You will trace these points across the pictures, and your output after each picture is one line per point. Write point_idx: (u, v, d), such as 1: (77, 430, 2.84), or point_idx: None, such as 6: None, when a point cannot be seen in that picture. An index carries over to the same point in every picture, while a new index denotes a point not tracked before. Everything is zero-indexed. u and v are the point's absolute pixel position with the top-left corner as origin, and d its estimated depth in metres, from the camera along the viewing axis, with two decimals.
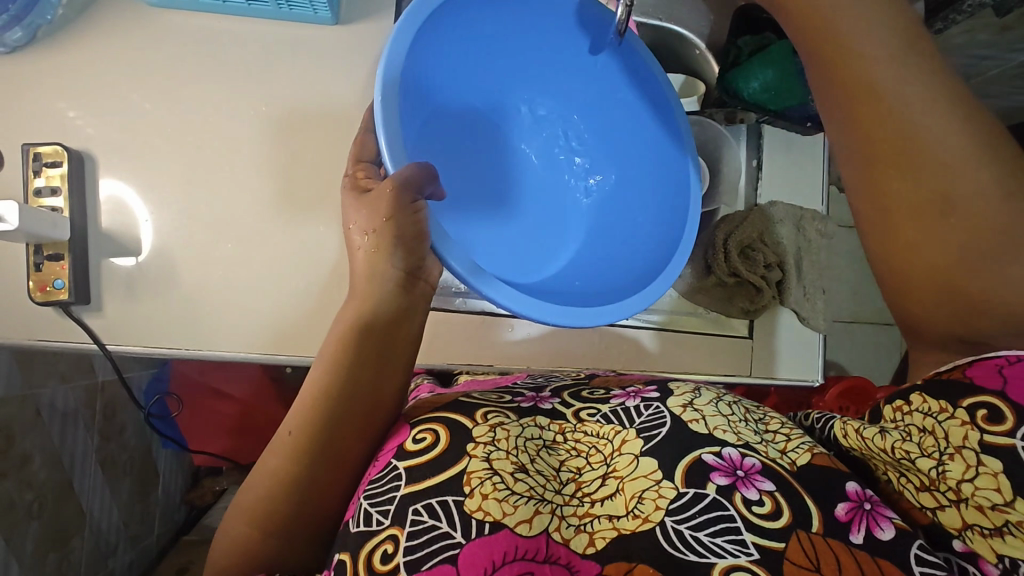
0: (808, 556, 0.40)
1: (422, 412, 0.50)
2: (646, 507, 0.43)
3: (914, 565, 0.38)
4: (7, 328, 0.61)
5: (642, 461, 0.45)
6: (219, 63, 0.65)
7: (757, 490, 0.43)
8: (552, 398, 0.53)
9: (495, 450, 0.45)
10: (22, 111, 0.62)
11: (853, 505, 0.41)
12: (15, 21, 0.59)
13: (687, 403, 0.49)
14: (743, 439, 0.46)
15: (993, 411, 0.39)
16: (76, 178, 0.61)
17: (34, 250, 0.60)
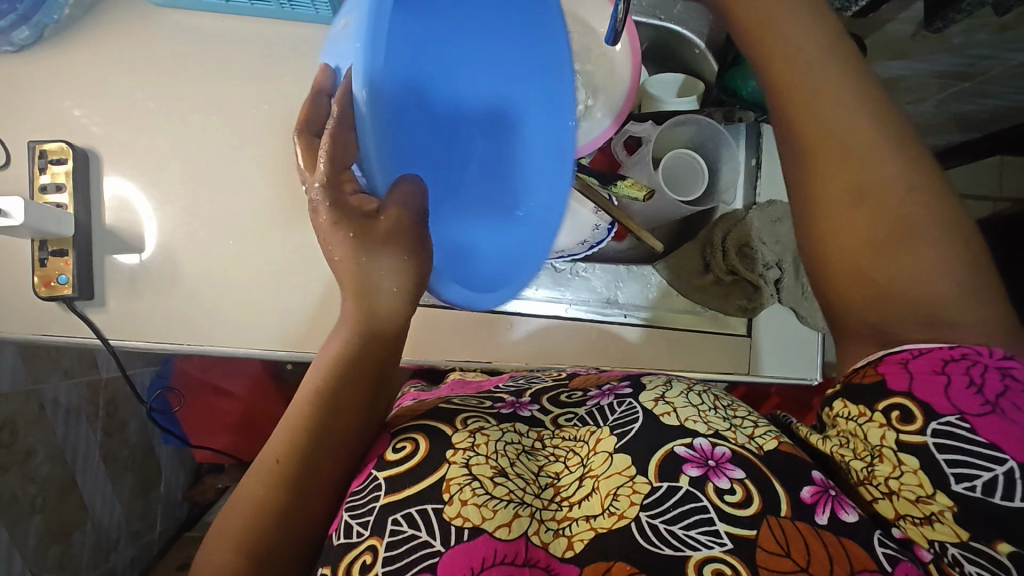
0: (778, 541, 0.40)
1: (401, 421, 0.49)
2: (620, 503, 0.43)
3: (876, 546, 0.40)
4: (12, 321, 0.62)
5: (616, 458, 0.45)
6: (222, 62, 0.65)
7: (728, 479, 0.43)
8: (531, 405, 0.52)
9: (474, 456, 0.44)
10: (32, 108, 0.63)
11: (818, 489, 0.42)
12: (23, 20, 0.60)
13: (660, 397, 0.49)
14: (714, 429, 0.46)
15: (906, 410, 0.41)
16: (80, 175, 0.62)
17: (39, 245, 0.61)
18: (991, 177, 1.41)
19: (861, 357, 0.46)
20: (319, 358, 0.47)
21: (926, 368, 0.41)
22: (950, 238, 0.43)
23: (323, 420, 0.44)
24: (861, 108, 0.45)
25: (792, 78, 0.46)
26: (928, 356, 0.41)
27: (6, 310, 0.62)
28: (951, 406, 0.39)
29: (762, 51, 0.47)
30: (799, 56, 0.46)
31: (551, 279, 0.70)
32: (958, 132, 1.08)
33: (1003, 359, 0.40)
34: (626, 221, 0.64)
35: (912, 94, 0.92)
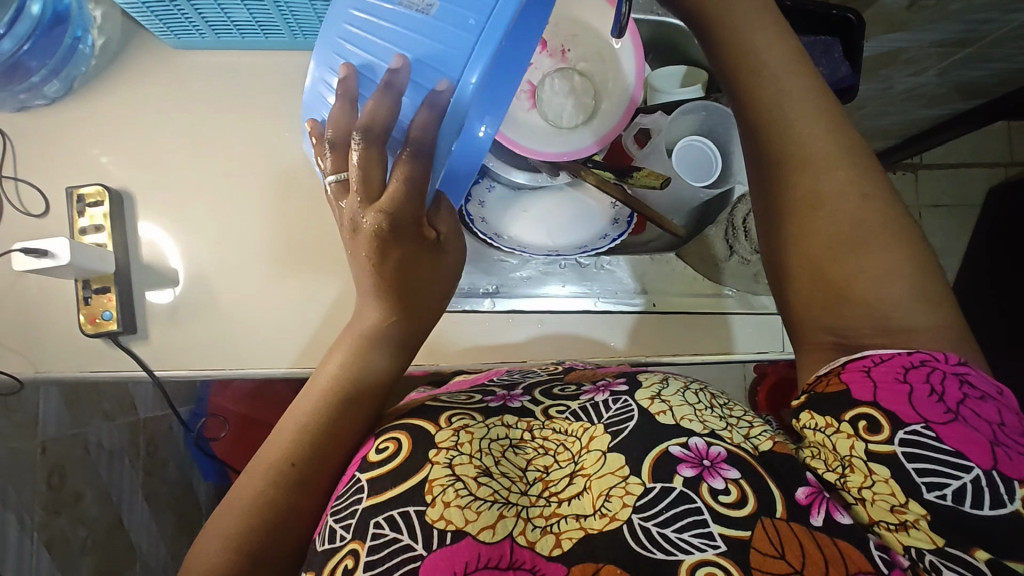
0: (774, 543, 0.40)
1: (387, 419, 0.50)
2: (613, 505, 0.43)
3: (872, 548, 0.40)
4: (59, 362, 0.64)
5: (609, 457, 0.45)
6: (240, 97, 0.68)
7: (722, 479, 0.43)
8: (522, 396, 0.51)
9: (457, 455, 0.45)
10: (66, 156, 0.66)
11: (813, 490, 0.42)
12: (53, 74, 0.64)
13: (655, 395, 0.49)
14: (709, 428, 0.46)
15: (873, 420, 0.41)
16: (117, 215, 0.64)
17: (83, 285, 0.63)
18: (1002, 143, 1.41)
19: (825, 365, 0.47)
20: (315, 380, 0.50)
21: (888, 376, 0.42)
22: (902, 243, 0.46)
23: (335, 416, 0.48)
24: (830, 118, 0.49)
25: (757, 82, 0.50)
26: (889, 364, 0.43)
27: (55, 350, 0.64)
28: (916, 414, 0.40)
29: (726, 52, 0.51)
30: (762, 63, 0.50)
31: (576, 274, 0.71)
32: (960, 100, 1.08)
33: (956, 364, 0.42)
34: (646, 210, 0.64)
35: (913, 66, 0.93)
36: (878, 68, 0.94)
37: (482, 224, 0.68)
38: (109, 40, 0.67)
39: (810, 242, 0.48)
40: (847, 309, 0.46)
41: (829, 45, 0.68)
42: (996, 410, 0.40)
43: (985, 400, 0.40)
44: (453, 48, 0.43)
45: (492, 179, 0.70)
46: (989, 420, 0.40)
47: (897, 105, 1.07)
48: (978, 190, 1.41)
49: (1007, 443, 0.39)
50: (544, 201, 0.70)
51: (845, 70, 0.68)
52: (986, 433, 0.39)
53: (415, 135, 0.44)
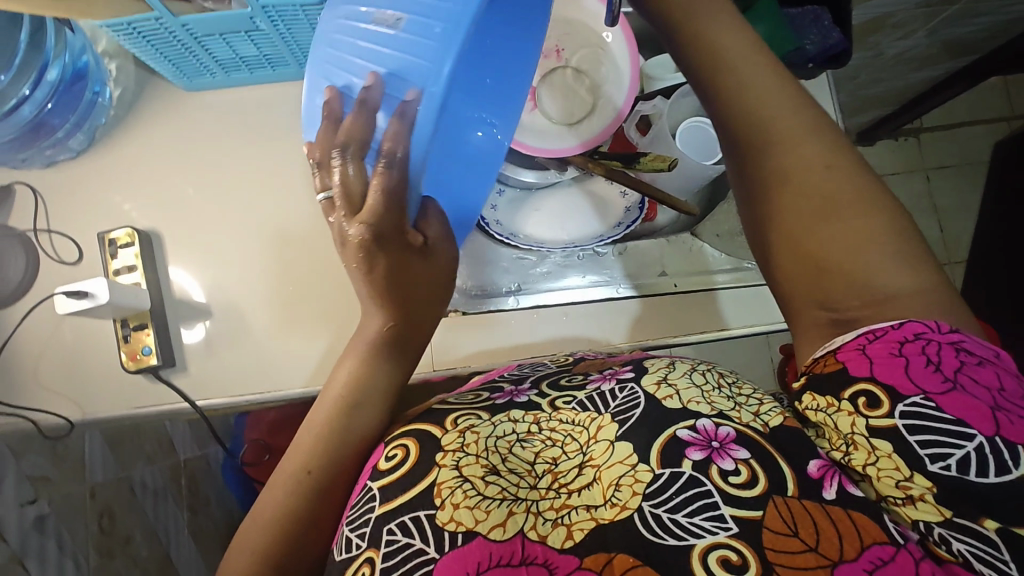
0: (786, 521, 0.40)
1: (397, 425, 0.50)
2: (623, 495, 0.44)
3: (888, 521, 0.39)
4: (111, 402, 0.67)
5: (617, 446, 0.46)
6: (250, 130, 0.71)
7: (732, 459, 0.43)
8: (529, 390, 0.52)
9: (464, 457, 0.46)
10: (93, 204, 0.69)
11: (824, 463, 0.42)
12: (76, 128, 0.67)
13: (662, 379, 0.50)
14: (718, 408, 0.47)
15: (872, 395, 0.41)
16: (148, 255, 0.67)
17: (121, 323, 0.65)
18: (1001, 97, 1.41)
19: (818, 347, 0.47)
20: (325, 395, 0.51)
21: (884, 352, 0.42)
22: (877, 210, 0.47)
23: (353, 427, 0.49)
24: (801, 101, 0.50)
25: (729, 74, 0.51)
26: (884, 339, 0.42)
27: (104, 387, 0.67)
28: (914, 386, 0.40)
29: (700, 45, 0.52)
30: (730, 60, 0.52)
31: (595, 264, 0.72)
32: (952, 59, 1.09)
33: (950, 333, 0.42)
34: (658, 194, 0.66)
35: (901, 30, 0.94)
36: (868, 35, 0.95)
37: (497, 226, 0.69)
38: (125, 91, 0.70)
39: (794, 216, 0.48)
40: (831, 280, 0.46)
41: (818, 15, 0.69)
42: (994, 375, 0.40)
43: (982, 366, 0.40)
44: (423, 52, 0.41)
45: (501, 184, 0.71)
46: (989, 386, 0.40)
47: (891, 70, 1.08)
48: (983, 146, 1.41)
49: (1007, 408, 0.39)
50: (555, 200, 0.72)
51: (836, 36, 0.68)
52: (986, 399, 0.39)
53: (389, 144, 0.42)
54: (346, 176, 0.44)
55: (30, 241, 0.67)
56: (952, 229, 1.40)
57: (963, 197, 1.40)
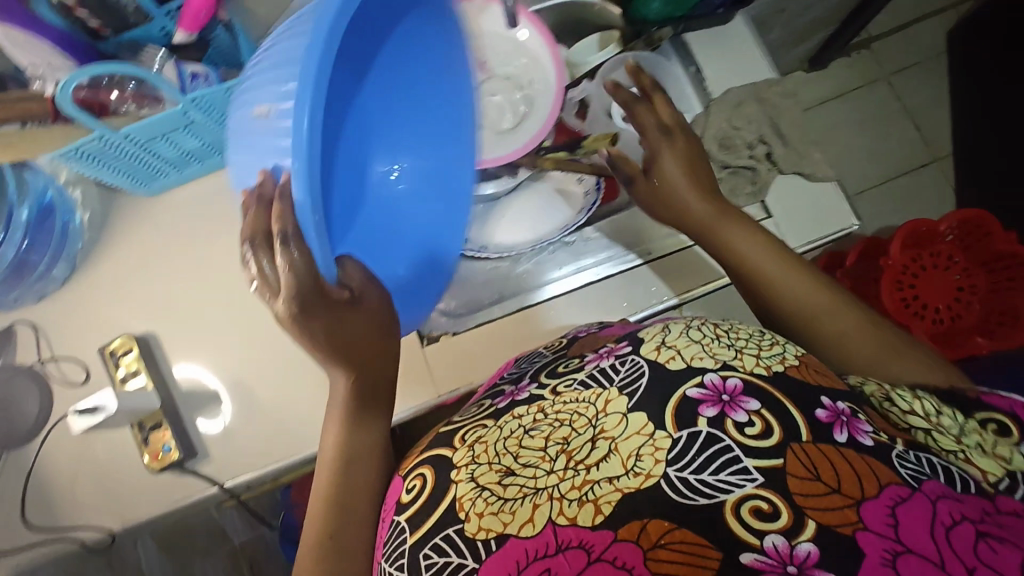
0: (806, 466, 0.44)
1: (410, 459, 0.55)
2: (646, 463, 0.46)
3: (900, 468, 0.44)
4: (139, 507, 0.68)
5: (631, 418, 0.49)
6: (218, 218, 0.74)
7: (745, 411, 0.47)
8: (529, 385, 0.56)
9: (478, 467, 0.49)
10: (89, 325, 0.72)
11: (832, 413, 0.47)
12: (56, 258, 0.70)
13: (661, 344, 0.53)
14: (721, 360, 0.51)
15: (998, 424, 0.55)
16: (149, 358, 0.70)
17: (139, 428, 0.68)
18: None
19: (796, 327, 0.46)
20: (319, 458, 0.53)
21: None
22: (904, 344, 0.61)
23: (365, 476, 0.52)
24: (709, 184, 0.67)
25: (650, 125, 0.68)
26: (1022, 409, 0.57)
27: (135, 496, 0.68)
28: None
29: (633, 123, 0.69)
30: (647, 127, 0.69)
31: (568, 253, 0.74)
32: None
33: None
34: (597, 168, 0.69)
35: None
36: None
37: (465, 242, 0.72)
38: (94, 212, 0.73)
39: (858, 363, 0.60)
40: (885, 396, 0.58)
41: None
42: None
43: None
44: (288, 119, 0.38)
45: None
46: None
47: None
48: (938, 39, 1.40)
49: None
50: (512, 206, 0.74)
51: None
52: None
53: (275, 225, 0.39)
54: (263, 269, 0.42)
55: (39, 372, 0.70)
56: (928, 125, 1.38)
57: (931, 94, 1.39)
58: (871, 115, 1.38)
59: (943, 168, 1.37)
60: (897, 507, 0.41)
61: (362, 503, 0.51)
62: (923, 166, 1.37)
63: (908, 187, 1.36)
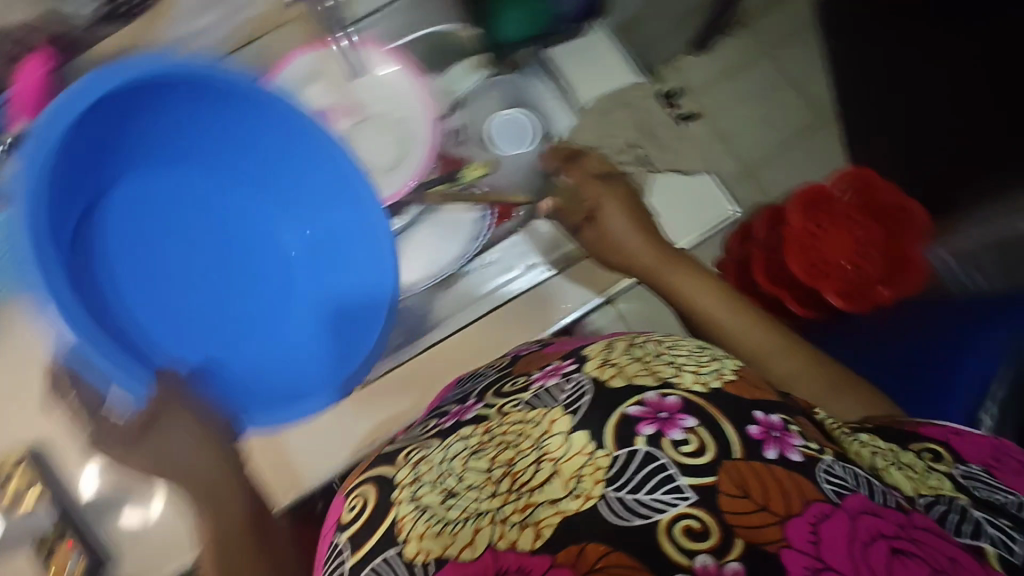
0: (736, 485, 0.45)
1: (355, 479, 0.60)
2: (586, 485, 0.47)
3: (824, 483, 0.45)
4: None
5: (573, 439, 0.50)
6: None
7: (681, 429, 0.48)
8: (477, 404, 0.60)
9: (420, 489, 0.53)
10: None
11: (764, 429, 0.48)
12: None
13: (604, 362, 0.56)
14: (661, 377, 0.53)
15: (936, 451, 0.55)
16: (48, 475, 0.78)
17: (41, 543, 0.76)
18: None
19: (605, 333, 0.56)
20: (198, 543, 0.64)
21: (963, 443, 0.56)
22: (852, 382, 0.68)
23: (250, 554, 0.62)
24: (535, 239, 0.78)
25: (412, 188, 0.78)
26: (965, 437, 0.57)
27: None
28: (976, 459, 0.55)
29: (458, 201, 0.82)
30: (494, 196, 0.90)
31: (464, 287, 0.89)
32: None
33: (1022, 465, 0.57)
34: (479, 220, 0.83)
35: None
36: None
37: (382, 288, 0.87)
38: None
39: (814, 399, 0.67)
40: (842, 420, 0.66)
41: None
42: None
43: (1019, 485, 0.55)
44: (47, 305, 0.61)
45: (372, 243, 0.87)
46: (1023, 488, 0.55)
47: None
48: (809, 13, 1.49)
49: None
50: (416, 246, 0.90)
51: None
52: None
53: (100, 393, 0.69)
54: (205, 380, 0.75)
55: None
56: (817, 92, 1.46)
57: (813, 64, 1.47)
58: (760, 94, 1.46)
59: (836, 132, 1.45)
60: (820, 525, 0.42)
61: (245, 539, 0.63)
62: (818, 132, 1.45)
63: (806, 154, 1.45)
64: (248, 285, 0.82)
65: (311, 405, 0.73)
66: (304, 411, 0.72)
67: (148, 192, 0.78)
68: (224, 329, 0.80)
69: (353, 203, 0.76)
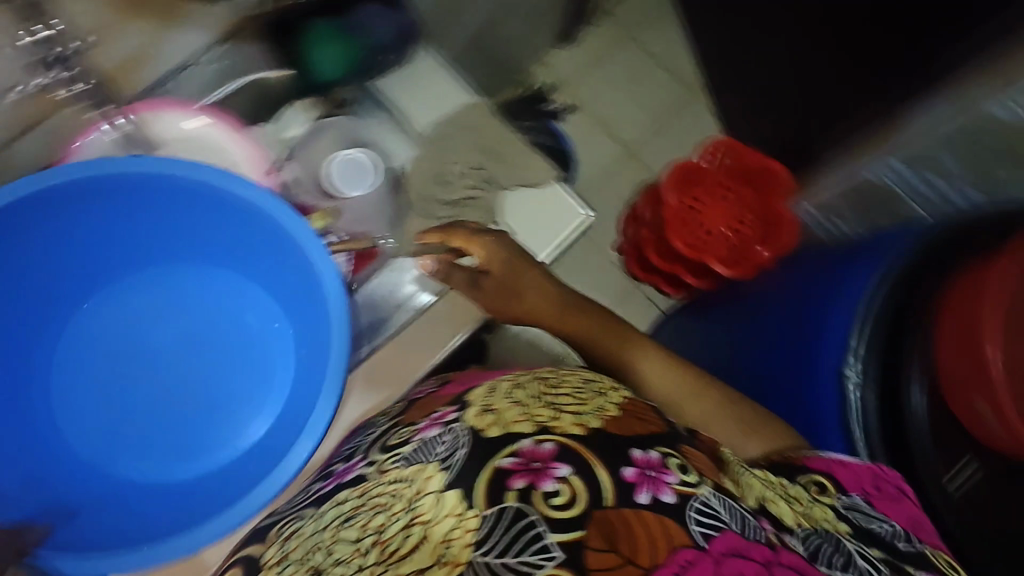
0: (606, 539, 0.43)
1: (229, 560, 0.59)
2: (454, 551, 0.45)
3: (694, 526, 0.45)
4: None
5: (444, 497, 0.48)
6: None
7: (553, 481, 0.46)
8: (361, 461, 0.59)
9: (288, 566, 0.52)
10: None
11: (640, 470, 0.48)
12: None
13: (485, 410, 0.56)
14: (539, 423, 0.53)
15: (822, 485, 0.58)
16: None
17: None
18: None
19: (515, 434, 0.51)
20: None
21: (845, 473, 0.60)
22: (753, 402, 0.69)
23: None
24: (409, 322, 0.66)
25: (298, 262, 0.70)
26: (851, 467, 0.61)
27: None
28: (857, 490, 0.58)
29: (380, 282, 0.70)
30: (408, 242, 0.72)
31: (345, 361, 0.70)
32: None
33: (896, 487, 0.61)
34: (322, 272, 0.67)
35: None
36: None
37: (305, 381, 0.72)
38: None
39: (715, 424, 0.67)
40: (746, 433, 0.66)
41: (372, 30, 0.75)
42: (908, 513, 0.59)
43: (896, 505, 0.59)
44: None
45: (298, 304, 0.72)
46: (901, 510, 0.59)
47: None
48: None
49: (920, 532, 0.57)
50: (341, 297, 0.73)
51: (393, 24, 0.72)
52: (903, 519, 0.58)
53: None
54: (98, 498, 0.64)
55: None
56: (679, 68, 1.51)
57: (679, 47, 1.51)
58: (632, 85, 1.50)
59: (704, 103, 1.50)
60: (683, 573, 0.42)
61: None
62: (691, 111, 1.50)
63: (681, 129, 1.49)
64: (230, 354, 0.73)
65: (276, 478, 0.54)
66: (256, 499, 0.54)
67: (70, 338, 0.69)
68: (212, 418, 0.71)
69: (242, 200, 0.58)
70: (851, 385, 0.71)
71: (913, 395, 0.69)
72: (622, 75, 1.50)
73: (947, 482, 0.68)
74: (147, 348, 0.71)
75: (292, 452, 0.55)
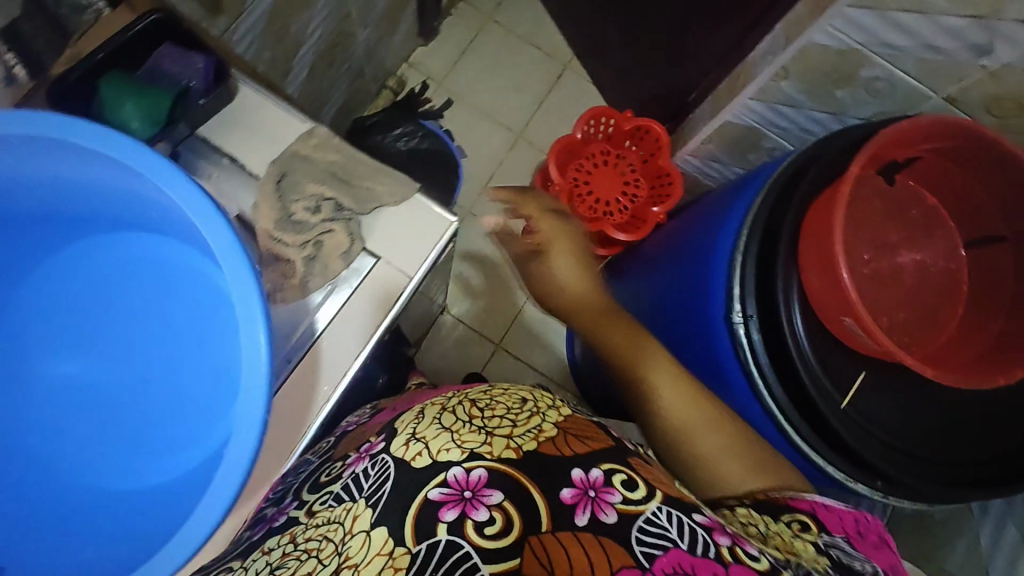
0: (543, 563, 0.43)
1: None
2: None
3: (635, 546, 0.45)
4: None
5: (373, 536, 0.47)
6: None
7: (485, 508, 0.47)
8: (291, 505, 0.57)
9: None
10: None
11: (579, 491, 0.49)
12: None
13: (413, 438, 0.55)
14: (468, 449, 0.52)
15: (804, 523, 0.58)
16: None
17: None
18: None
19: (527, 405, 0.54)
20: None
21: (826, 510, 0.60)
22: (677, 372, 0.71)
23: None
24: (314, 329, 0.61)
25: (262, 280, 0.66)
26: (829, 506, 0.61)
27: None
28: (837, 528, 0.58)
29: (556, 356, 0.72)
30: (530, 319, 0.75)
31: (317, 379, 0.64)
32: None
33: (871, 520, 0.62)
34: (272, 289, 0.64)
35: None
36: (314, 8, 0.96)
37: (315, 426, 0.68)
38: None
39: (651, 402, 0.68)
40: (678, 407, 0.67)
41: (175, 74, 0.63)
42: (884, 548, 0.59)
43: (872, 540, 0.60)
44: None
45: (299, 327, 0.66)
46: (874, 542, 0.60)
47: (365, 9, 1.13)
48: None
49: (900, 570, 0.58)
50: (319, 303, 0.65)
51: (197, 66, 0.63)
52: (885, 557, 0.58)
53: None
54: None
55: None
56: (547, 42, 1.50)
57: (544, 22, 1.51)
58: (507, 68, 1.48)
59: (577, 71, 1.49)
60: None
61: None
62: (572, 83, 1.49)
63: (562, 101, 1.48)
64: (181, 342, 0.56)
65: (220, 485, 0.44)
66: (204, 515, 0.44)
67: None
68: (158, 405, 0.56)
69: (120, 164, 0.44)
70: (741, 326, 0.68)
71: (793, 319, 0.64)
72: (495, 61, 1.48)
73: (840, 403, 0.64)
74: (88, 348, 0.57)
75: (233, 443, 0.44)
